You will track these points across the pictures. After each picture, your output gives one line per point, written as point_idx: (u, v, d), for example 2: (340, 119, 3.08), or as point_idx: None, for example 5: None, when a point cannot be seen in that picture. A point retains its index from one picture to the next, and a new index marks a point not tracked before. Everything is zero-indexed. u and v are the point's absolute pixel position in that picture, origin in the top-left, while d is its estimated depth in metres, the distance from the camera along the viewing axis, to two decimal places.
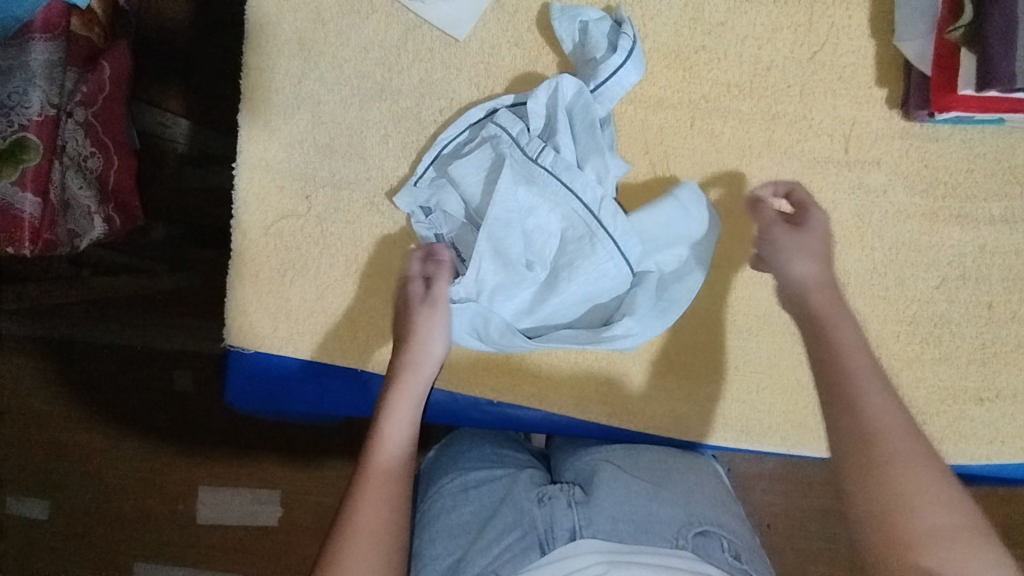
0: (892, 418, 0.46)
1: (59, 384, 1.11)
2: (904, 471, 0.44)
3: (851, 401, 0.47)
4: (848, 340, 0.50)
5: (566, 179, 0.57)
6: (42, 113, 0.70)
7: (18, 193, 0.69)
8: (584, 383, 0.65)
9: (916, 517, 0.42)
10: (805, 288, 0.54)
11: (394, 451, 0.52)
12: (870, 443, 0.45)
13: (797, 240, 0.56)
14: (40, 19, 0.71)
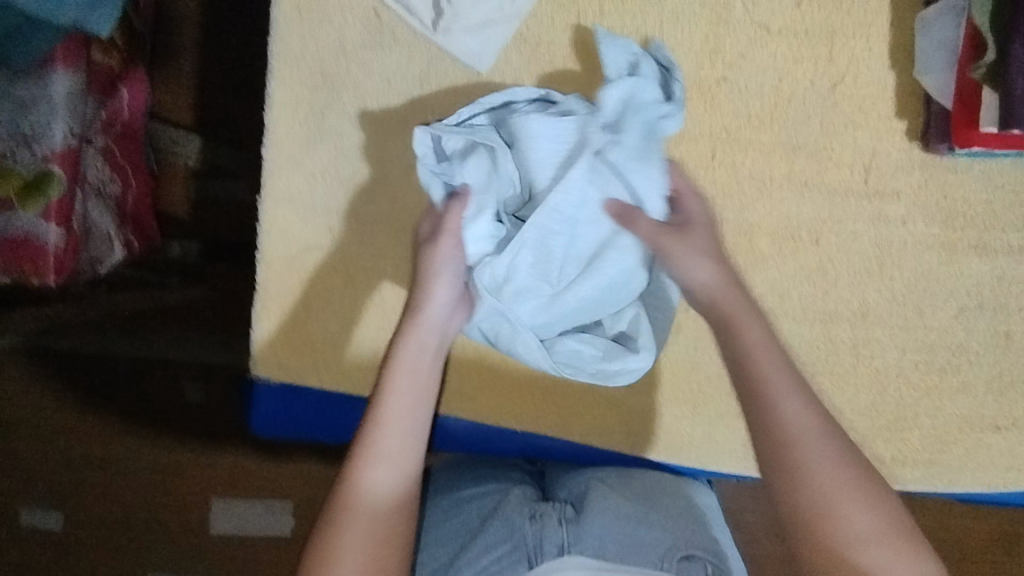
0: (808, 416, 0.48)
1: (70, 401, 1.10)
2: (823, 474, 0.46)
3: (765, 409, 0.48)
4: (762, 341, 0.50)
5: (631, 185, 0.55)
6: (64, 144, 0.71)
7: (42, 224, 0.70)
8: (606, 412, 0.66)
9: (837, 519, 0.45)
10: (715, 298, 0.52)
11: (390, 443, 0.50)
12: (788, 448, 0.47)
13: (688, 246, 0.54)
14: (60, 52, 0.71)
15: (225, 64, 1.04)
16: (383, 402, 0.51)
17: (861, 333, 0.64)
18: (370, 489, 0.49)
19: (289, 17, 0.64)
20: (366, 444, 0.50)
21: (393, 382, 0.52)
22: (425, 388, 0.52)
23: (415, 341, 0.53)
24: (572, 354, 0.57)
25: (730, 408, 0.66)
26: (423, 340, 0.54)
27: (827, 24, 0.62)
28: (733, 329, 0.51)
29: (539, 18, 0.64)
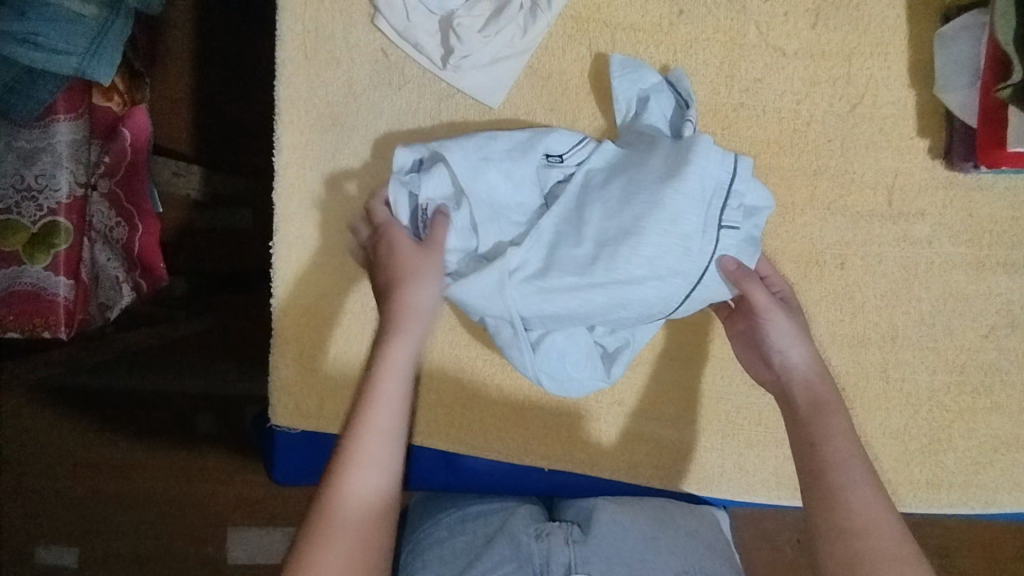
0: (882, 515, 0.48)
1: (84, 440, 1.09)
2: (891, 570, 0.46)
3: (834, 501, 0.49)
4: (839, 436, 0.52)
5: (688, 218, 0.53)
6: (70, 194, 0.69)
7: (51, 277, 0.69)
8: (635, 447, 0.65)
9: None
10: (806, 379, 0.55)
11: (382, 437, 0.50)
12: (824, 484, 0.50)
13: (789, 324, 0.56)
14: (62, 99, 0.70)
15: (225, 95, 1.02)
16: (374, 395, 0.51)
17: (890, 356, 0.63)
18: (364, 487, 0.48)
19: (297, 60, 0.63)
20: (353, 446, 0.49)
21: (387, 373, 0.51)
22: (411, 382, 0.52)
23: (408, 332, 0.52)
24: (559, 359, 0.56)
25: (760, 438, 0.64)
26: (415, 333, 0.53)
27: (844, 45, 0.62)
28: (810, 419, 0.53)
29: (549, 51, 0.63)
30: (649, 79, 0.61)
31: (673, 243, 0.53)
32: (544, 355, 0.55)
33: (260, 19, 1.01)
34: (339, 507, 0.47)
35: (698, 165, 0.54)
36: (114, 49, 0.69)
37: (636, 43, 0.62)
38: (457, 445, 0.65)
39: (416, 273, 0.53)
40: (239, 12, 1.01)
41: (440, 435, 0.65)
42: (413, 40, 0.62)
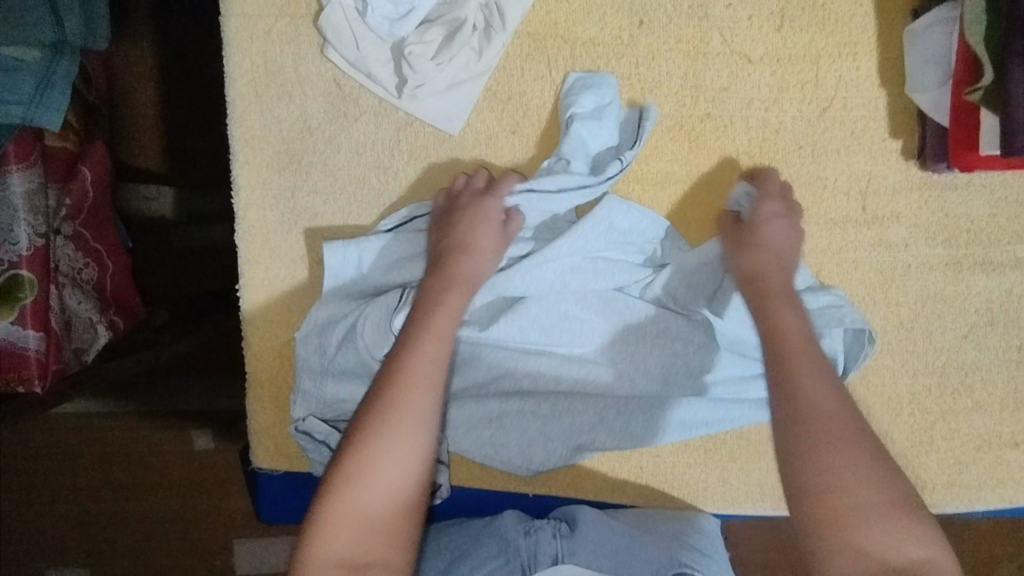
0: (829, 394, 0.48)
1: (73, 471, 1.07)
2: (825, 438, 0.46)
3: (794, 381, 0.49)
4: (799, 333, 0.52)
5: (542, 306, 0.61)
6: (30, 246, 0.69)
7: (19, 331, 0.69)
8: (618, 468, 0.65)
9: (840, 478, 0.45)
10: (782, 254, 0.57)
11: (403, 462, 0.47)
12: (775, 338, 0.52)
13: (783, 223, 0.58)
14: (13, 149, 0.68)
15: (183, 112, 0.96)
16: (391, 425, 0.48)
17: (870, 363, 0.62)
18: (388, 490, 0.47)
19: (248, 97, 0.61)
20: (398, 405, 0.48)
21: (403, 421, 0.48)
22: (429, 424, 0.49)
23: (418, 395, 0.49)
24: (494, 439, 0.63)
25: (743, 450, 0.65)
26: (416, 411, 0.49)
27: (810, 47, 0.59)
28: (772, 309, 0.54)
29: (509, 71, 0.61)
30: (611, 94, 0.59)
31: (558, 328, 0.61)
32: (473, 440, 0.63)
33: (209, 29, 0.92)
34: (386, 452, 0.47)
35: (557, 252, 0.60)
36: (62, 93, 0.67)
37: (596, 58, 0.60)
38: None
39: (451, 287, 0.55)
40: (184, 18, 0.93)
41: None
42: (365, 69, 0.59)
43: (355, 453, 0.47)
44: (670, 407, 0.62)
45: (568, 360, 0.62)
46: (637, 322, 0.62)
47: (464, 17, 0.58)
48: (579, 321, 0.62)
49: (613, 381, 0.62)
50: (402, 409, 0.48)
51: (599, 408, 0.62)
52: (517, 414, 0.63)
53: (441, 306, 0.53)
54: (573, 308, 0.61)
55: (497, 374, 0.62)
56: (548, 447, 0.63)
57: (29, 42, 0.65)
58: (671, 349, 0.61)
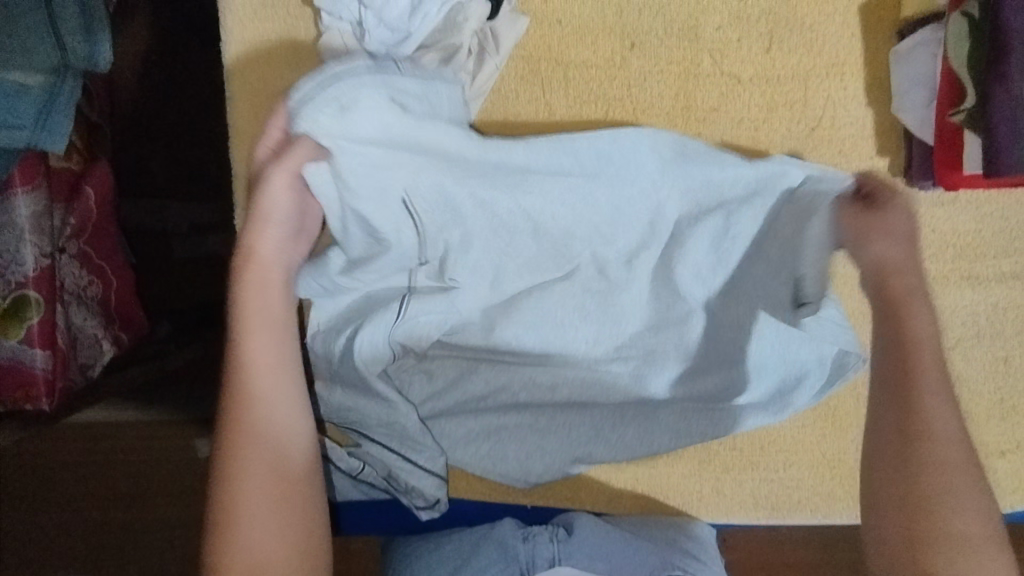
0: (949, 426, 0.50)
1: (84, 480, 1.08)
2: (937, 446, 0.49)
3: (910, 408, 0.50)
4: (931, 358, 0.50)
5: (534, 313, 0.62)
6: (36, 266, 0.70)
7: (28, 350, 0.71)
8: (614, 478, 0.67)
9: (947, 515, 0.48)
10: (911, 241, 0.51)
11: (265, 413, 0.54)
12: (902, 342, 0.51)
13: (906, 214, 0.52)
14: (18, 173, 0.69)
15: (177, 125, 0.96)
16: (246, 383, 0.54)
17: (859, 376, 0.64)
18: (258, 439, 0.53)
19: (247, 124, 0.62)
20: (245, 364, 0.55)
21: (255, 375, 0.54)
22: (281, 368, 0.55)
23: (261, 345, 0.55)
24: (495, 451, 0.64)
25: (736, 461, 0.66)
26: (264, 363, 0.55)
27: (798, 68, 0.61)
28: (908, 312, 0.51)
29: (503, 94, 0.62)
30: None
31: (551, 334, 0.62)
32: (475, 453, 0.65)
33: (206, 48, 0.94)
34: (246, 408, 0.54)
35: (542, 254, 0.60)
36: (65, 117, 0.68)
37: (589, 80, 0.62)
38: None
39: (254, 279, 0.55)
40: (180, 33, 0.93)
41: None
42: None
43: (228, 489, 0.52)
44: (666, 420, 0.64)
45: (562, 366, 0.63)
46: (635, 321, 0.63)
47: (459, 43, 0.58)
48: (571, 324, 0.62)
49: (608, 391, 0.63)
50: (251, 366, 0.55)
51: (603, 421, 0.64)
52: (517, 424, 0.64)
53: (250, 305, 0.55)
54: (568, 311, 0.62)
55: (496, 388, 0.64)
56: (550, 459, 0.64)
57: (32, 67, 0.66)
58: (661, 352, 0.63)
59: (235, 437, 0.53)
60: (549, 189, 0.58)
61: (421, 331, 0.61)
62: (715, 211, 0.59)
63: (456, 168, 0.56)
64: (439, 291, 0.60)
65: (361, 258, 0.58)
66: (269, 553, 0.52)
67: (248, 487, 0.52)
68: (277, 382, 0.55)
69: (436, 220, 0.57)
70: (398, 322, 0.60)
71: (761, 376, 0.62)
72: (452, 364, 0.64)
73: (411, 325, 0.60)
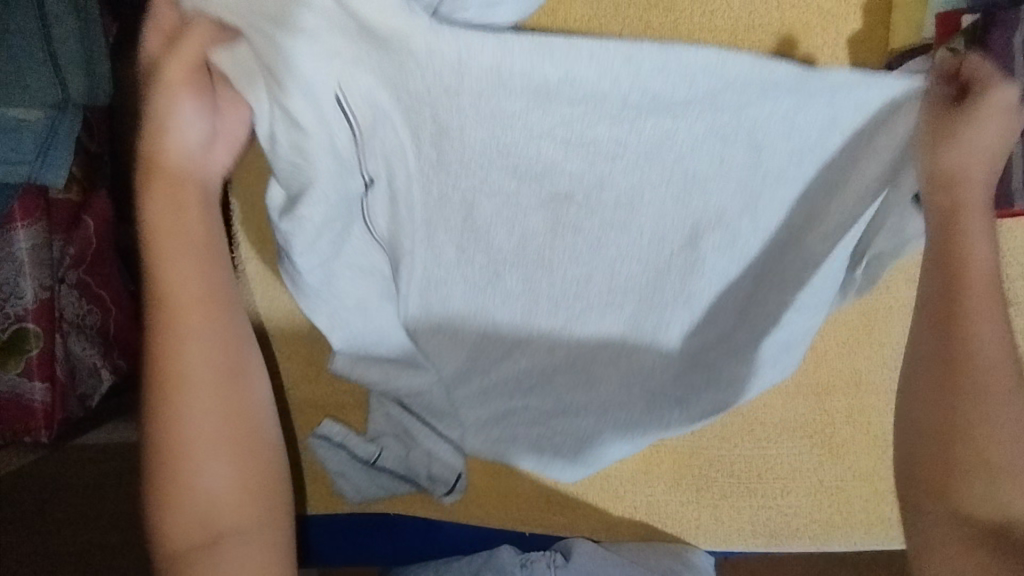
0: (998, 358, 0.47)
1: (67, 522, 0.99)
2: (986, 379, 0.47)
3: (959, 335, 0.47)
4: (980, 272, 0.47)
5: (523, 261, 0.54)
6: (36, 300, 0.71)
7: (27, 383, 0.72)
8: (612, 507, 0.67)
9: (984, 444, 0.46)
10: (992, 159, 0.47)
11: (198, 350, 0.51)
12: (953, 262, 0.47)
13: (998, 121, 0.46)
14: (17, 208, 0.70)
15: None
16: (174, 315, 0.50)
17: (856, 402, 0.65)
18: (194, 377, 0.50)
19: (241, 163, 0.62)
20: (170, 295, 0.51)
21: (184, 308, 0.51)
22: (208, 295, 0.51)
23: (186, 272, 0.51)
24: (500, 414, 0.62)
25: (734, 489, 0.66)
26: (191, 293, 0.51)
27: None
28: (960, 231, 0.47)
29: None
30: None
31: (539, 286, 0.56)
32: (477, 420, 0.63)
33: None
34: (177, 343, 0.50)
35: (515, 179, 0.50)
36: (64, 153, 0.69)
37: None
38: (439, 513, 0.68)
39: (167, 196, 0.50)
40: None
41: (423, 505, 0.68)
42: None
43: (169, 433, 0.50)
44: (676, 394, 0.60)
45: (558, 307, 0.56)
46: (637, 263, 0.54)
47: None
48: (558, 265, 0.55)
49: (617, 344, 0.58)
50: (178, 299, 0.51)
51: (616, 393, 0.60)
52: (515, 388, 0.60)
53: (166, 233, 0.51)
54: (552, 246, 0.54)
55: (499, 359, 0.59)
56: (561, 425, 0.62)
57: (32, 102, 0.67)
58: (674, 313, 0.56)
59: (164, 387, 0.50)
60: (530, 113, 0.46)
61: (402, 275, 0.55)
62: (737, 140, 0.48)
63: (410, 79, 0.43)
64: (406, 224, 0.52)
65: (298, 191, 0.48)
66: (229, 491, 0.51)
67: (184, 436, 0.50)
68: (202, 319, 0.51)
69: (401, 133, 0.47)
70: (400, 277, 0.55)
71: (777, 311, 0.55)
72: (434, 329, 0.58)
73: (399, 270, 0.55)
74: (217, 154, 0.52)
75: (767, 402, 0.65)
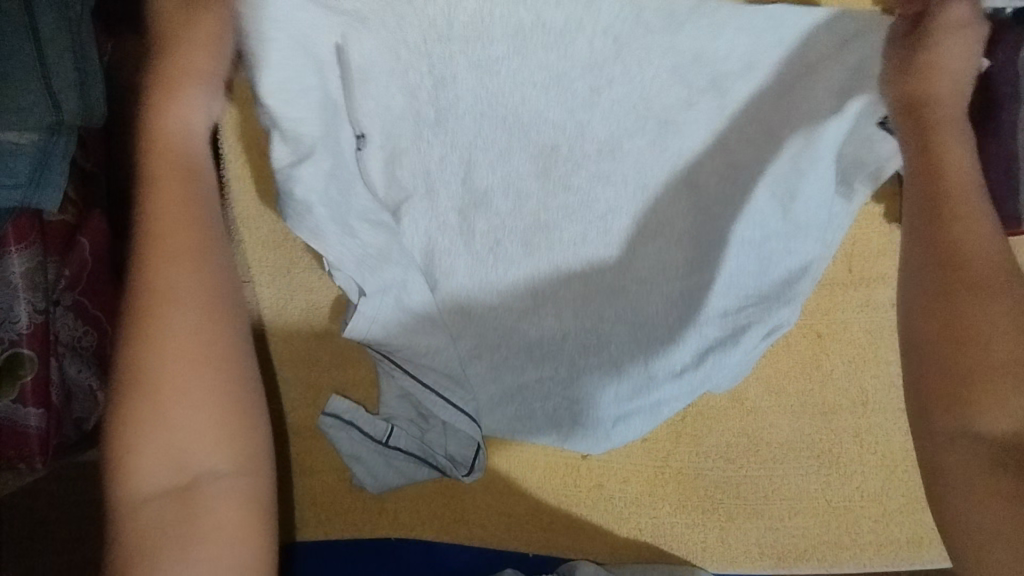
0: (994, 257, 0.43)
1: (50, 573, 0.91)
2: (988, 283, 0.43)
3: (949, 237, 0.44)
4: (965, 178, 0.45)
5: (524, 213, 0.62)
6: (30, 324, 0.70)
7: (20, 409, 0.71)
8: (617, 529, 0.66)
9: (989, 348, 0.42)
10: (959, 87, 0.48)
11: (179, 259, 0.44)
12: (935, 168, 0.46)
13: (961, 58, 0.49)
14: (12, 231, 0.69)
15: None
16: (154, 217, 0.44)
17: (862, 421, 0.64)
18: (171, 286, 0.43)
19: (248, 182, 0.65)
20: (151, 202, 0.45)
21: (166, 208, 0.44)
22: (194, 197, 0.45)
23: (175, 174, 0.45)
24: (511, 375, 0.63)
25: (740, 511, 0.65)
26: (176, 198, 0.45)
27: None
28: (936, 138, 0.46)
29: None
30: None
31: (538, 238, 0.62)
32: (489, 386, 0.63)
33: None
34: (157, 251, 0.44)
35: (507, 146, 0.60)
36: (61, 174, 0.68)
37: None
38: (443, 535, 0.67)
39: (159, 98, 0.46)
40: None
41: (426, 526, 0.67)
42: None
43: (137, 356, 0.42)
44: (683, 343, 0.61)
45: (556, 260, 0.62)
46: (628, 216, 0.61)
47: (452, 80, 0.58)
48: (552, 220, 0.62)
49: (617, 295, 0.63)
50: (165, 201, 0.45)
51: (630, 349, 0.62)
52: (527, 344, 0.63)
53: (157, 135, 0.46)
54: (546, 203, 0.61)
55: (512, 310, 0.63)
56: (574, 380, 0.63)
57: (25, 126, 0.66)
58: (671, 264, 0.62)
59: (144, 307, 0.43)
60: (516, 71, 0.56)
61: (419, 233, 0.62)
62: (695, 87, 0.56)
63: (408, 32, 0.54)
64: (420, 191, 0.61)
65: (295, 123, 0.53)
66: (200, 419, 0.42)
67: (155, 359, 0.42)
68: (184, 234, 0.44)
69: (407, 94, 0.57)
70: (405, 227, 0.61)
71: (776, 246, 0.60)
72: (443, 292, 0.62)
73: (415, 230, 0.62)
74: (210, 80, 0.49)
75: (772, 419, 0.65)
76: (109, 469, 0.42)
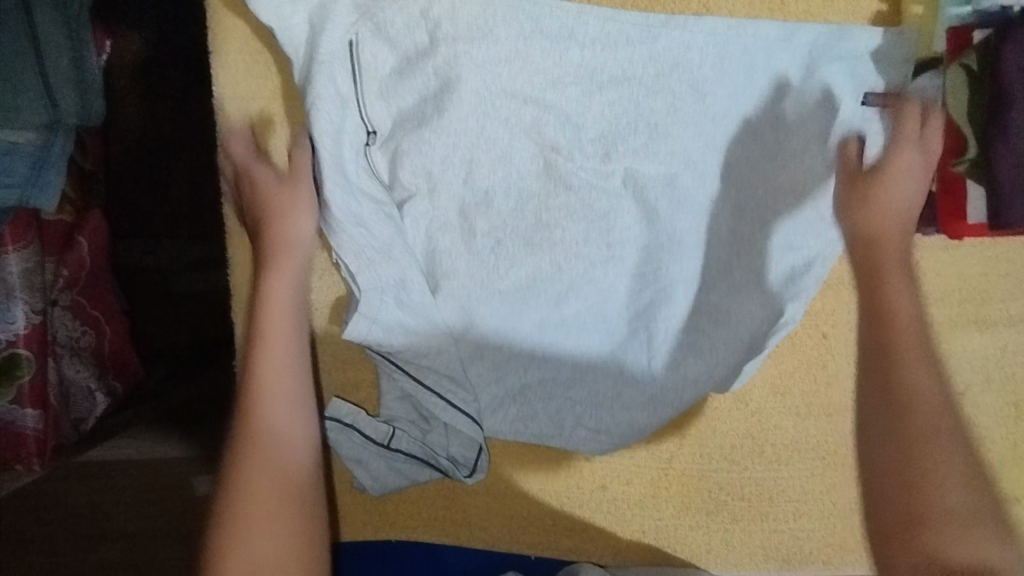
0: (931, 387, 0.50)
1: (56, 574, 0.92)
2: (923, 412, 0.49)
3: (891, 370, 0.50)
4: (906, 309, 0.52)
5: (528, 213, 0.61)
6: (28, 325, 0.69)
7: (18, 411, 0.70)
8: (621, 532, 0.65)
9: (928, 473, 0.47)
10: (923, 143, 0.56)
11: (280, 390, 0.56)
12: (878, 292, 0.54)
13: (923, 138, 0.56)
14: (9, 230, 0.67)
15: (161, 145, 0.87)
16: (266, 350, 0.57)
17: None
18: (268, 436, 0.55)
19: None
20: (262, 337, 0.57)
21: (278, 335, 0.57)
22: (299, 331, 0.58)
23: (282, 304, 0.58)
24: (513, 374, 0.63)
25: (744, 513, 0.65)
26: (282, 342, 0.57)
27: None
28: (879, 255, 0.55)
29: None
30: None
31: (540, 239, 0.62)
32: (488, 384, 0.63)
33: (195, 72, 0.85)
34: (265, 383, 0.56)
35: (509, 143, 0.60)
36: (59, 172, 0.67)
37: None
38: (444, 537, 0.66)
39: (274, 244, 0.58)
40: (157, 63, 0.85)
41: (426, 528, 0.66)
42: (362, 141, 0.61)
43: (240, 478, 0.53)
44: (681, 340, 0.62)
45: (557, 258, 0.61)
46: (631, 216, 0.61)
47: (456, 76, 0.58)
48: (554, 221, 0.61)
49: (621, 301, 0.62)
50: (276, 329, 0.57)
51: (630, 349, 0.63)
52: (530, 344, 0.63)
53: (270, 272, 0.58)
54: (548, 204, 0.61)
55: (513, 310, 0.62)
56: (571, 377, 0.63)
57: (23, 125, 0.66)
58: (674, 265, 0.62)
59: (246, 444, 0.54)
60: (514, 66, 0.58)
61: (419, 237, 0.61)
62: (681, 90, 0.59)
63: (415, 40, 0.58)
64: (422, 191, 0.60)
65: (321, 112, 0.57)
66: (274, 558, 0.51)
67: (252, 488, 0.53)
68: (282, 356, 0.57)
69: (412, 92, 0.59)
70: (409, 226, 0.61)
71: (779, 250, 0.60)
72: (446, 301, 0.61)
73: (415, 233, 0.61)
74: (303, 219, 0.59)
75: (776, 421, 0.64)
76: (212, 554, 0.51)
